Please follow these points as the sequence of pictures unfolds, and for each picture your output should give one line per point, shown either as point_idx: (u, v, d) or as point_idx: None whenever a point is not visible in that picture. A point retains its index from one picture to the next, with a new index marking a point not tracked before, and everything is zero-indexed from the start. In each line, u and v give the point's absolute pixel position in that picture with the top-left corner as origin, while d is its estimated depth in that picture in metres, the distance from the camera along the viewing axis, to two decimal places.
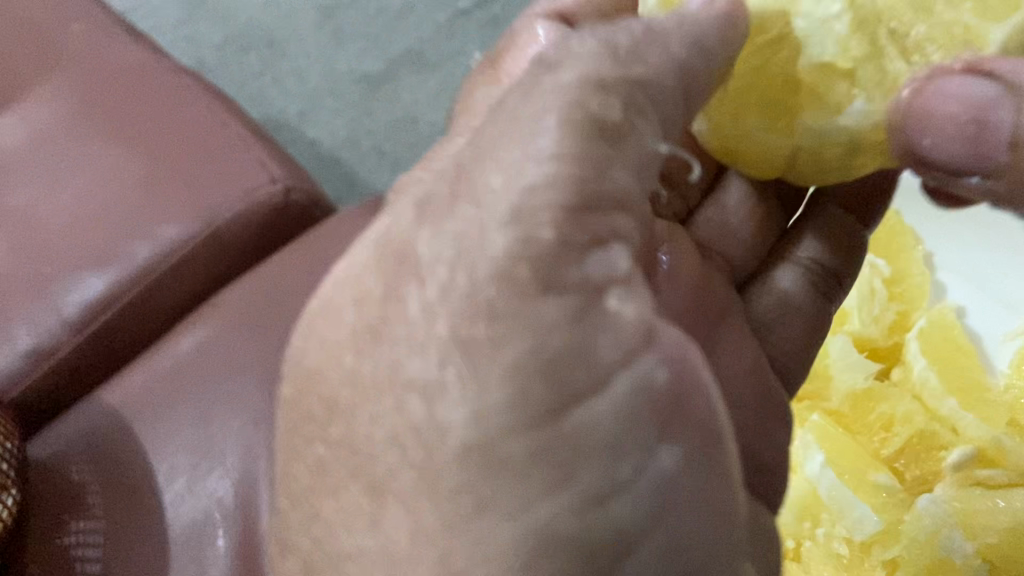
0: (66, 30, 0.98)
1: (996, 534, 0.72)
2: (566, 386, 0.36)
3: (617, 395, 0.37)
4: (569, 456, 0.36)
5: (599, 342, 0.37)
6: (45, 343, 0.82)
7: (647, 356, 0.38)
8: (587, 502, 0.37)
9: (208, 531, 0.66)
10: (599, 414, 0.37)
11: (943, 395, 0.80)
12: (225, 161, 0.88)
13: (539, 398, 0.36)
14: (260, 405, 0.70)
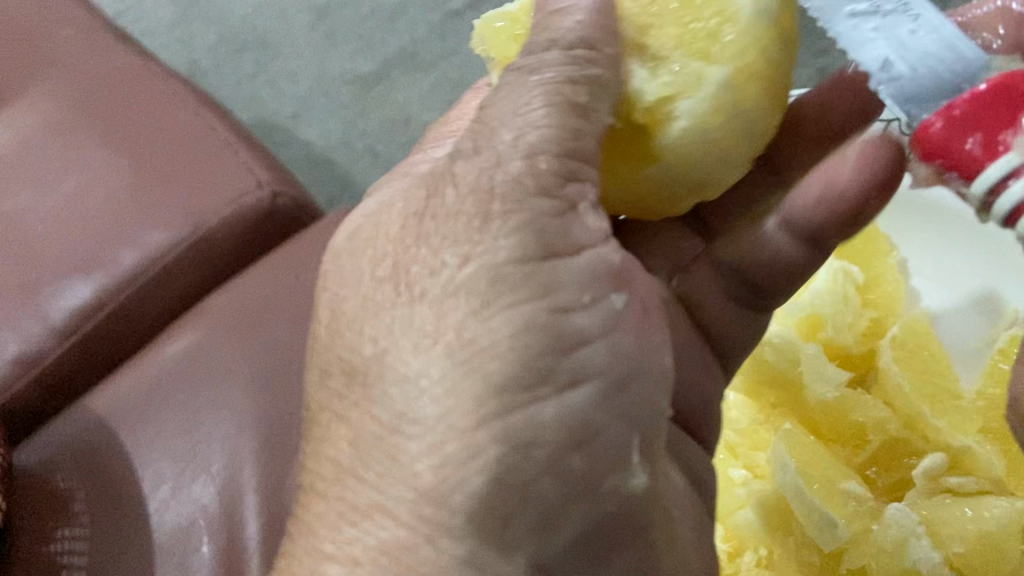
0: (56, 34, 0.98)
1: (964, 543, 0.60)
2: (548, 288, 0.43)
3: (586, 303, 0.44)
4: (553, 351, 0.42)
5: (575, 259, 0.44)
6: (33, 349, 0.82)
7: (613, 281, 0.45)
8: (562, 378, 0.43)
9: (192, 538, 0.66)
10: (577, 317, 0.43)
11: (931, 411, 0.67)
12: (213, 166, 0.88)
13: (520, 297, 0.42)
14: (245, 413, 0.70)
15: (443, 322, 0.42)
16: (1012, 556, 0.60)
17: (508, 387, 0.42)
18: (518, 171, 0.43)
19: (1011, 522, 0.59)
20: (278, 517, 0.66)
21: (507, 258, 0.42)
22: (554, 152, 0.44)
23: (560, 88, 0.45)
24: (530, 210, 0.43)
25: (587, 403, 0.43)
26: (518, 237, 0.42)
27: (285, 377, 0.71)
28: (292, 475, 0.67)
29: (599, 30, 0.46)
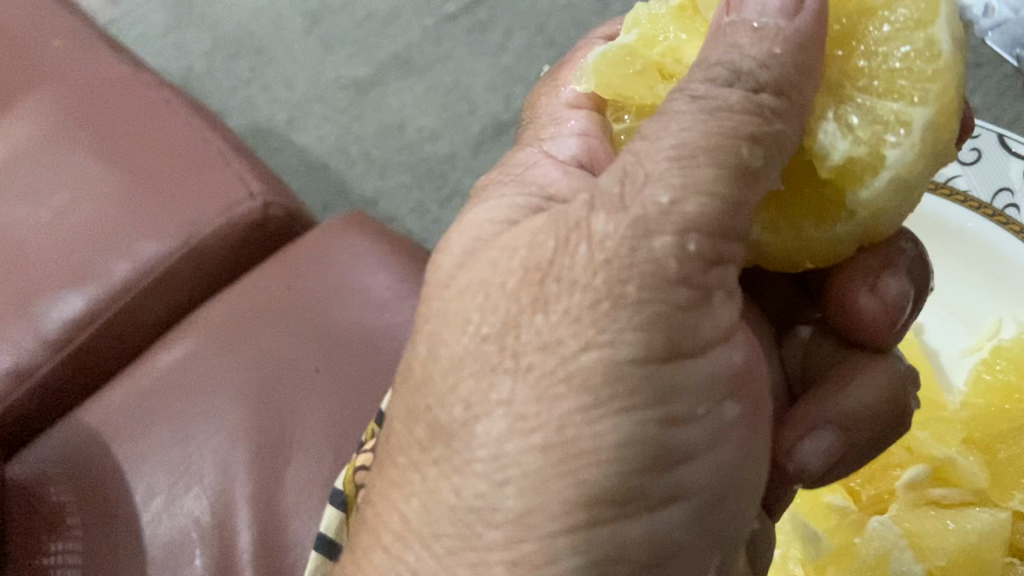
0: (49, 44, 0.98)
1: (947, 557, 0.60)
2: (664, 397, 0.38)
3: (704, 413, 0.40)
4: (649, 462, 0.39)
5: (697, 361, 0.39)
6: (26, 361, 0.82)
7: (733, 388, 0.41)
8: (653, 497, 0.39)
9: (185, 550, 0.66)
10: (687, 428, 0.39)
11: (914, 424, 0.66)
12: (206, 176, 0.88)
13: (628, 403, 0.38)
14: (238, 424, 0.70)
15: (549, 411, 0.38)
16: (992, 566, 0.59)
17: (596, 504, 0.38)
18: (664, 249, 0.38)
19: (992, 534, 0.59)
20: (271, 528, 0.66)
21: (631, 356, 0.38)
22: (706, 232, 0.39)
23: (711, 132, 0.39)
24: (666, 296, 0.38)
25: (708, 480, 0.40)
26: (645, 331, 0.38)
27: (279, 387, 0.71)
28: (285, 485, 0.67)
29: (785, 71, 0.39)
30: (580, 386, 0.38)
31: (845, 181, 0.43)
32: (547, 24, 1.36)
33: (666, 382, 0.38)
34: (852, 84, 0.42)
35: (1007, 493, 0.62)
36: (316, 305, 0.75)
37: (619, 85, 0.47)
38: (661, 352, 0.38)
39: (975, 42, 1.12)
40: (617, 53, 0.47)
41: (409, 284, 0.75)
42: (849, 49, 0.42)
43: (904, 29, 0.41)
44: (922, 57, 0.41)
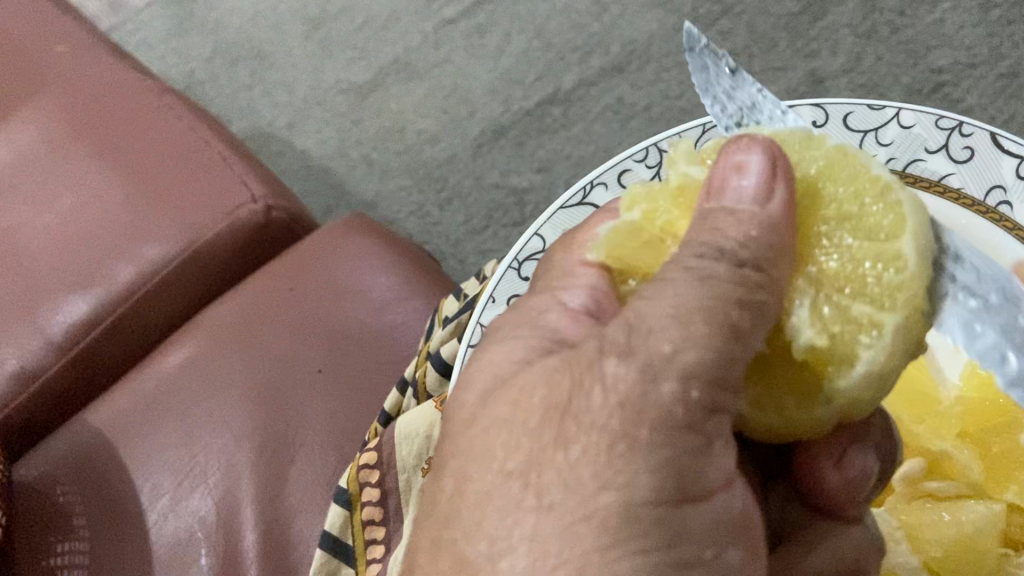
0: (52, 50, 0.99)
1: (942, 548, 0.62)
2: (676, 543, 0.36)
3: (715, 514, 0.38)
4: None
5: (701, 509, 0.37)
6: (31, 364, 0.83)
7: (734, 535, 0.39)
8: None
9: (191, 550, 0.67)
10: (700, 572, 0.37)
11: (909, 416, 0.66)
12: (208, 180, 0.89)
13: (645, 545, 0.36)
14: (241, 425, 0.71)
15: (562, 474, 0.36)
16: (987, 557, 0.61)
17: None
18: (669, 396, 0.36)
19: (988, 527, 0.60)
20: (275, 527, 0.67)
21: (641, 499, 0.36)
22: (706, 380, 0.36)
23: (718, 290, 0.36)
24: (678, 441, 0.36)
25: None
26: (655, 465, 0.36)
27: (282, 389, 0.72)
28: (289, 485, 0.68)
29: (764, 251, 0.38)
30: (571, 526, 0.35)
31: (825, 368, 0.39)
32: (546, 27, 1.37)
33: (666, 528, 0.36)
34: (832, 287, 0.39)
35: (1001, 486, 0.63)
36: (318, 308, 0.75)
37: (629, 257, 0.43)
38: (670, 501, 0.36)
39: (969, 42, 1.13)
40: (626, 228, 0.43)
41: (410, 285, 0.76)
42: (816, 216, 0.40)
43: (847, 225, 0.39)
44: (874, 236, 0.39)
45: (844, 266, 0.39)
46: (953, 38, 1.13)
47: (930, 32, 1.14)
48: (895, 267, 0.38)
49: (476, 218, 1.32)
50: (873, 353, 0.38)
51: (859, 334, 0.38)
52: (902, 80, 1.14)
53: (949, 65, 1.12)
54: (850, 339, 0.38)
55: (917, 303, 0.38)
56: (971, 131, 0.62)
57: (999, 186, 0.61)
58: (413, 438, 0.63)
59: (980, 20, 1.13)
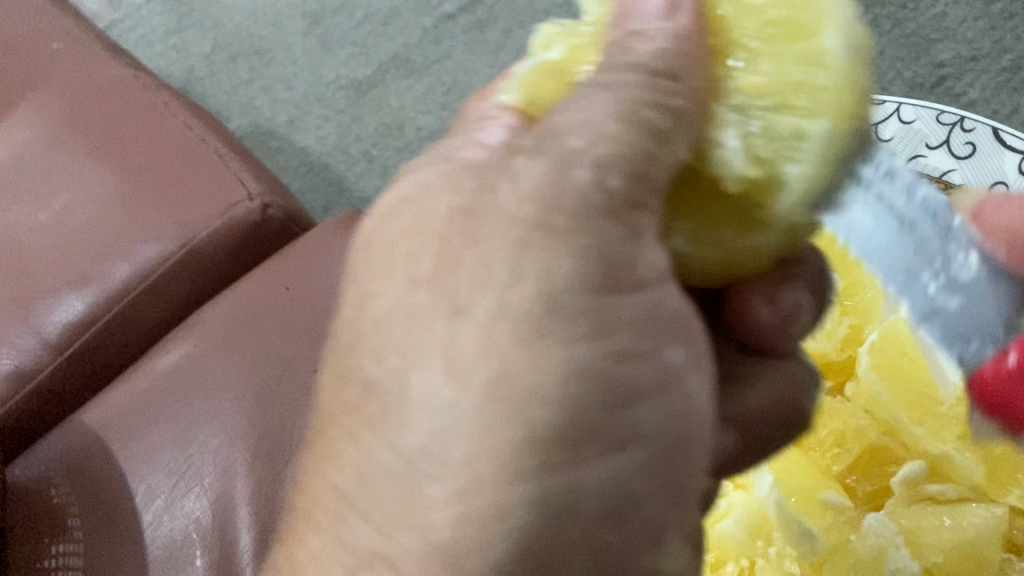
0: (48, 47, 0.98)
1: (942, 553, 0.61)
2: (603, 332, 0.36)
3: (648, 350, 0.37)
4: (607, 399, 0.36)
5: (631, 299, 0.37)
6: (28, 364, 0.82)
7: (676, 334, 0.38)
8: (609, 435, 0.36)
9: (186, 550, 0.67)
10: (636, 365, 0.37)
11: (910, 418, 0.65)
12: (204, 177, 0.88)
13: (577, 333, 0.36)
14: (237, 426, 0.70)
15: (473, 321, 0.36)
16: (987, 562, 0.61)
17: (534, 445, 0.35)
18: (587, 181, 0.36)
19: (988, 532, 0.60)
20: (271, 528, 0.66)
21: (569, 280, 0.36)
22: (623, 165, 0.37)
23: (627, 99, 0.38)
24: (600, 229, 0.36)
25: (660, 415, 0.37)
26: (581, 246, 0.36)
27: (280, 388, 0.71)
28: (285, 486, 0.67)
29: (677, 58, 0.39)
30: (481, 326, 0.36)
31: (756, 194, 0.40)
32: (546, 21, 1.36)
33: (585, 318, 0.36)
34: (753, 103, 0.40)
35: (1004, 489, 0.62)
36: (317, 305, 0.75)
37: (539, 98, 0.43)
38: (597, 287, 0.36)
39: (973, 36, 1.12)
40: (545, 69, 0.43)
41: None
42: (738, 38, 0.40)
43: (768, 44, 0.40)
44: (792, 42, 0.39)
45: (767, 90, 0.39)
46: (956, 31, 1.12)
47: (932, 25, 1.13)
48: (831, 85, 0.38)
49: None
50: (797, 172, 0.39)
51: (802, 147, 0.39)
52: (904, 74, 1.13)
53: (952, 59, 1.11)
54: (773, 161, 0.39)
55: (845, 105, 0.39)
56: (973, 127, 0.69)
57: (1002, 183, 0.67)
58: None
59: (984, 13, 1.12)
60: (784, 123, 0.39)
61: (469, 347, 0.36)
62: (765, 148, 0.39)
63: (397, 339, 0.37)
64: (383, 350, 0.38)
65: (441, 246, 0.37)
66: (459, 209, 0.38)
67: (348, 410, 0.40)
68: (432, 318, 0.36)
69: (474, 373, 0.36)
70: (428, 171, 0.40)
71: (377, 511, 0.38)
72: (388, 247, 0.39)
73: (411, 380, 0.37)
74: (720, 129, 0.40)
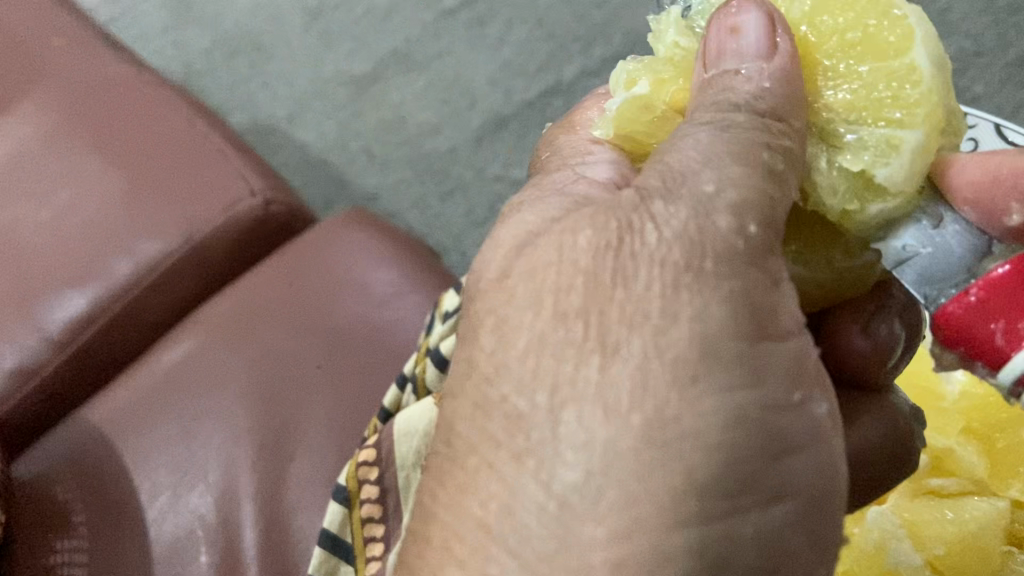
0: (49, 43, 0.98)
1: (944, 544, 0.60)
2: (757, 377, 0.38)
3: (798, 401, 0.39)
4: (760, 445, 0.37)
5: (778, 348, 0.39)
6: (31, 360, 0.82)
7: (815, 382, 0.40)
8: (770, 483, 0.38)
9: (191, 546, 0.67)
10: (790, 415, 0.38)
11: None
12: (207, 173, 0.88)
13: (738, 380, 0.37)
14: (241, 422, 0.70)
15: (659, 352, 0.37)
16: (990, 552, 0.59)
17: (722, 477, 0.37)
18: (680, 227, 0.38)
19: (991, 520, 0.59)
20: (275, 523, 0.67)
21: (721, 330, 0.37)
22: (747, 209, 0.39)
23: (743, 134, 0.40)
24: (741, 279, 0.38)
25: (804, 470, 0.39)
26: (734, 309, 0.37)
27: (282, 385, 0.71)
28: (288, 482, 0.68)
29: (781, 100, 0.41)
30: (634, 371, 0.37)
31: (847, 221, 0.43)
32: (547, 17, 1.36)
33: (752, 364, 0.38)
34: (835, 125, 0.43)
35: (1005, 482, 0.63)
36: (318, 302, 0.75)
37: (637, 132, 0.47)
38: (752, 333, 0.38)
39: (974, 30, 1.12)
40: (639, 102, 0.46)
41: (411, 279, 0.75)
42: (819, 55, 0.43)
43: (857, 62, 0.42)
44: (883, 59, 0.42)
45: (853, 107, 0.42)
46: (957, 26, 1.12)
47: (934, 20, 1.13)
48: (911, 102, 0.41)
49: (476, 210, 1.32)
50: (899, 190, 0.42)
51: (894, 161, 0.41)
52: None
53: (953, 53, 1.11)
54: (872, 175, 0.42)
55: (935, 118, 0.42)
56: None
57: None
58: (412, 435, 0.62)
59: (985, 8, 1.12)
60: (845, 146, 0.43)
61: (674, 383, 0.37)
62: (847, 173, 0.43)
63: (555, 390, 0.38)
64: (510, 387, 0.39)
65: (588, 285, 0.38)
66: (599, 246, 0.39)
67: (449, 469, 0.42)
68: (584, 357, 0.38)
69: (632, 412, 0.37)
70: (539, 210, 0.44)
71: (527, 547, 0.38)
72: (507, 294, 0.41)
73: (563, 420, 0.38)
74: (815, 150, 0.44)
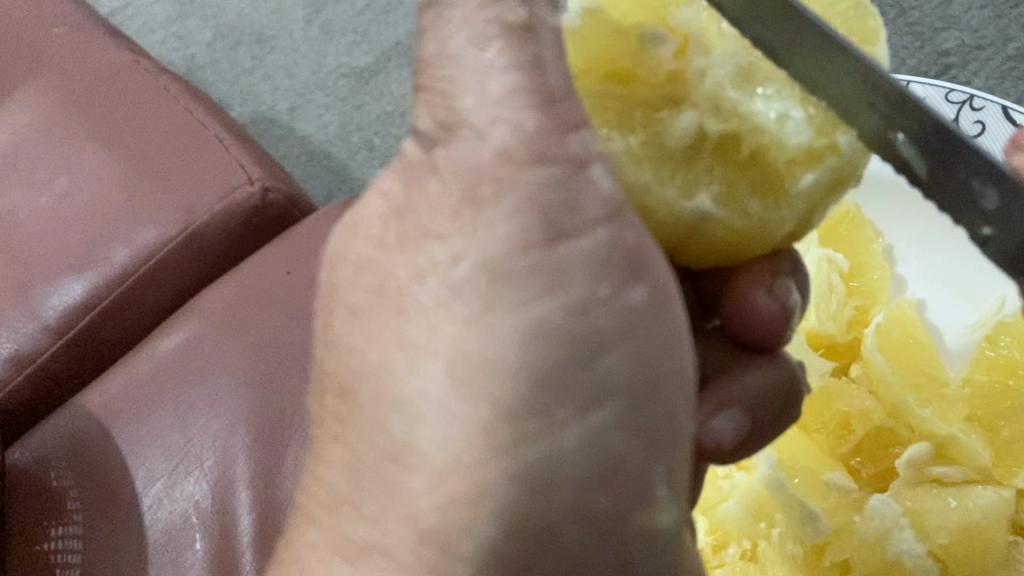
0: (48, 32, 0.97)
1: (948, 534, 0.62)
2: (548, 324, 0.37)
3: (600, 326, 0.37)
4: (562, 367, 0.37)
5: (576, 256, 0.38)
6: (29, 348, 0.82)
7: (631, 273, 0.39)
8: (568, 407, 0.37)
9: (186, 534, 0.66)
10: (589, 326, 0.37)
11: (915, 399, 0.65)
12: (205, 161, 0.88)
13: (517, 306, 0.37)
14: (237, 410, 0.70)
15: (449, 312, 0.38)
16: (992, 542, 0.61)
17: (535, 385, 0.36)
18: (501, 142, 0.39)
19: (993, 513, 0.61)
20: (270, 511, 0.66)
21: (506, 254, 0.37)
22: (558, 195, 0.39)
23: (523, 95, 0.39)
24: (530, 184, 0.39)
25: (620, 393, 0.37)
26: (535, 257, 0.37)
27: (278, 373, 0.71)
28: (284, 468, 0.67)
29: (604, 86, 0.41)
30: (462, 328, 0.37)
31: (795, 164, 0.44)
32: None
33: (544, 271, 0.37)
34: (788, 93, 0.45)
35: (1010, 471, 0.63)
36: (316, 290, 0.74)
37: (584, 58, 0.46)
38: (542, 242, 0.38)
39: (976, 25, 1.12)
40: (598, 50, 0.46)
41: None
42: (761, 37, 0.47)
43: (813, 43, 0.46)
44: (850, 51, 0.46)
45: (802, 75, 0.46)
46: (960, 20, 1.12)
47: (938, 13, 1.13)
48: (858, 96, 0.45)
49: None
50: (848, 154, 0.44)
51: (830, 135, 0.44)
52: (908, 63, 1.13)
53: (956, 47, 1.11)
54: (824, 141, 0.44)
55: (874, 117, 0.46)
56: (981, 105, 0.69)
57: None
58: None
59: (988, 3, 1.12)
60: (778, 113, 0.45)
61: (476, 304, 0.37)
62: (798, 111, 0.45)
63: (372, 329, 0.40)
64: (376, 352, 0.39)
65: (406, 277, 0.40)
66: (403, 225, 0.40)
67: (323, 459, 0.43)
68: (403, 314, 0.39)
69: (433, 364, 0.37)
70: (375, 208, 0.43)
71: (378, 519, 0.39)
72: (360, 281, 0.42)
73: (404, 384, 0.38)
74: (701, 93, 0.46)
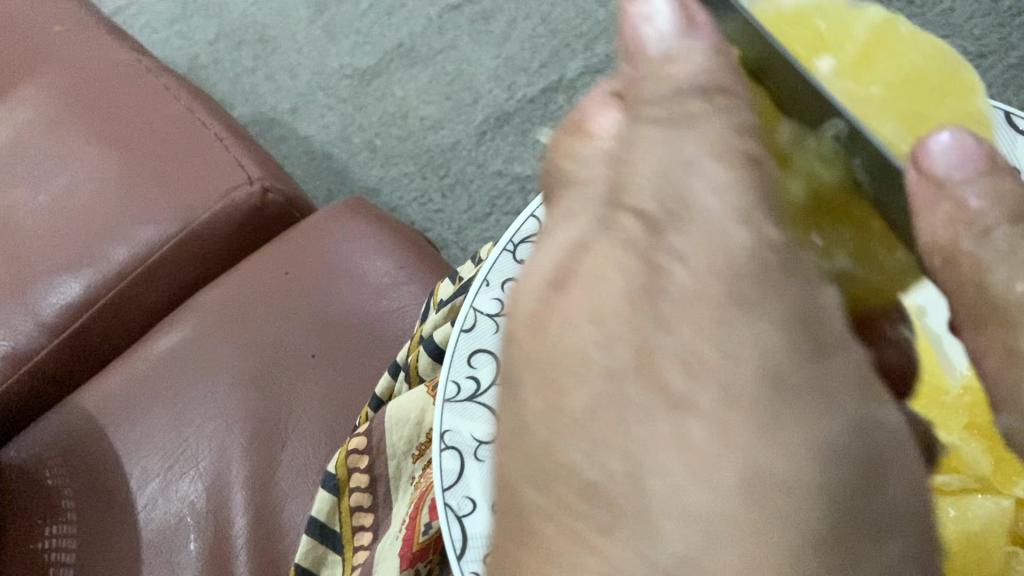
0: (51, 30, 0.97)
1: (943, 547, 0.56)
2: (792, 336, 0.30)
3: (834, 356, 0.30)
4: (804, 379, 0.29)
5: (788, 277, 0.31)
6: (24, 345, 0.81)
7: (806, 288, 0.31)
8: (859, 446, 0.29)
9: (180, 534, 0.66)
10: (829, 353, 0.30)
11: None
12: (206, 160, 0.88)
13: (760, 316, 0.30)
14: (233, 409, 0.69)
15: (697, 334, 0.29)
16: (991, 554, 0.56)
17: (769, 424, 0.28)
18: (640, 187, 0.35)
19: (993, 522, 0.56)
20: (265, 511, 0.66)
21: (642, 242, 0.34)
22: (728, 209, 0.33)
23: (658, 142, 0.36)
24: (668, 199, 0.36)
25: (859, 432, 0.29)
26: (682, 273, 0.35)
27: (276, 373, 0.71)
28: (280, 469, 0.67)
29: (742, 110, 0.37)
30: (711, 394, 0.28)
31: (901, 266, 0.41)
32: (551, 15, 1.35)
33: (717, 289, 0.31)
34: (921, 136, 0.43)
35: (1009, 481, 0.57)
36: (314, 290, 0.74)
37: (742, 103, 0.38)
38: (773, 291, 0.30)
39: (979, 33, 1.12)
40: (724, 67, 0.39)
41: (408, 270, 0.75)
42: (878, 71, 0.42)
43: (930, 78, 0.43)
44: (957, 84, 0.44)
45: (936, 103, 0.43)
46: (962, 28, 1.13)
47: (938, 22, 1.14)
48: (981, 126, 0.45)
49: (477, 205, 1.31)
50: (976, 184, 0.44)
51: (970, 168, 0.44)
52: None
53: (958, 55, 1.12)
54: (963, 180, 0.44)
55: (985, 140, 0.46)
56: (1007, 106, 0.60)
57: None
58: (404, 423, 0.60)
59: (991, 11, 1.13)
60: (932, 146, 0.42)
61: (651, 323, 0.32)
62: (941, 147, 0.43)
63: (577, 357, 0.31)
64: (578, 385, 0.30)
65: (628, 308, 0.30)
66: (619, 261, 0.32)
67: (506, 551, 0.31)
68: (627, 362, 0.30)
69: (701, 391, 0.29)
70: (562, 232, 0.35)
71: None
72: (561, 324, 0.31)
73: (634, 424, 0.29)
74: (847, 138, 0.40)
